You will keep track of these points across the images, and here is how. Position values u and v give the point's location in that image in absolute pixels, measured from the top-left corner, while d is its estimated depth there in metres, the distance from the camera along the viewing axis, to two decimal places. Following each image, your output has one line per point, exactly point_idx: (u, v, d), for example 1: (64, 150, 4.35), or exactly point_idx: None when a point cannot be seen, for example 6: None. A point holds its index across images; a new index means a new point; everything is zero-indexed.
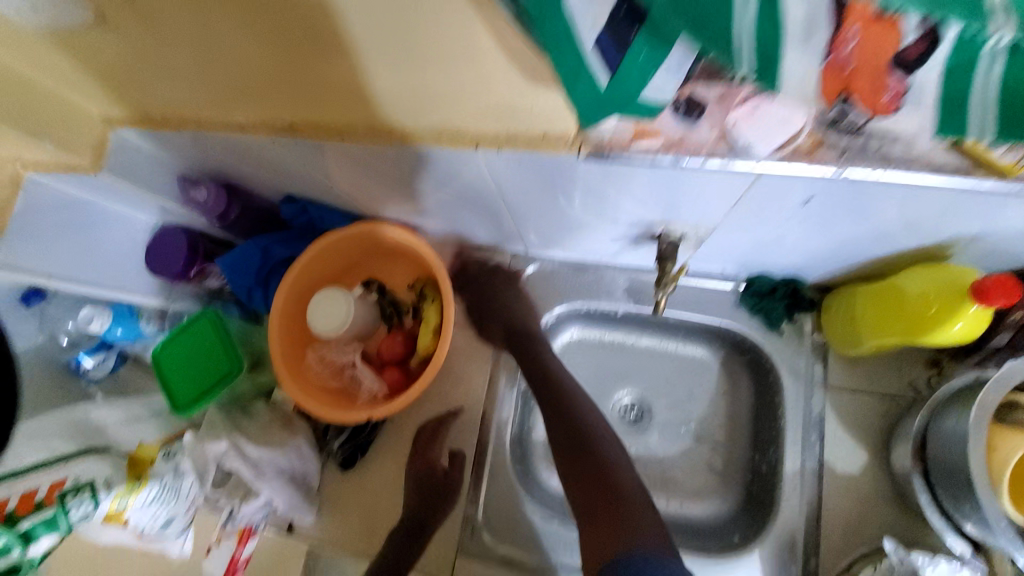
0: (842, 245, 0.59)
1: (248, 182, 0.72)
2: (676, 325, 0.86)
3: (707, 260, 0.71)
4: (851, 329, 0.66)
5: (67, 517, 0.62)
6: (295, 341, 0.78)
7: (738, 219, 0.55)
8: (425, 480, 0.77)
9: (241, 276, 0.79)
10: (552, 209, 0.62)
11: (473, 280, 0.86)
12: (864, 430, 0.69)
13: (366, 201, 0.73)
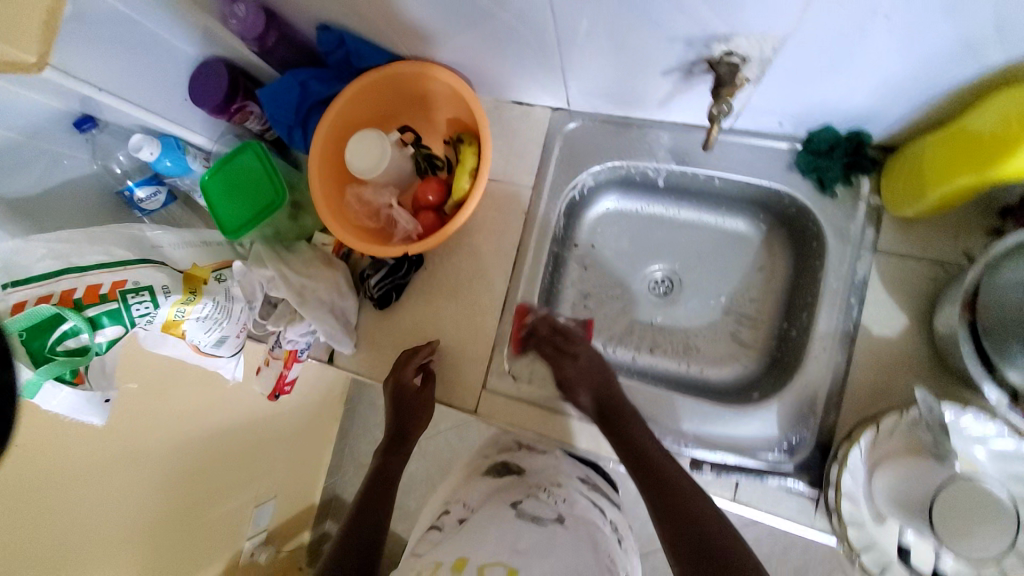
0: (930, 70, 0.52)
1: (284, 1, 0.69)
2: (720, 195, 0.82)
3: (767, 105, 0.65)
4: (917, 182, 0.60)
5: (129, 313, 0.68)
6: (335, 181, 0.80)
7: (814, 28, 0.49)
8: (399, 400, 0.78)
9: (281, 111, 0.79)
10: (604, 23, 0.57)
11: (511, 135, 0.84)
12: (908, 294, 0.66)
13: (404, 26, 0.69)
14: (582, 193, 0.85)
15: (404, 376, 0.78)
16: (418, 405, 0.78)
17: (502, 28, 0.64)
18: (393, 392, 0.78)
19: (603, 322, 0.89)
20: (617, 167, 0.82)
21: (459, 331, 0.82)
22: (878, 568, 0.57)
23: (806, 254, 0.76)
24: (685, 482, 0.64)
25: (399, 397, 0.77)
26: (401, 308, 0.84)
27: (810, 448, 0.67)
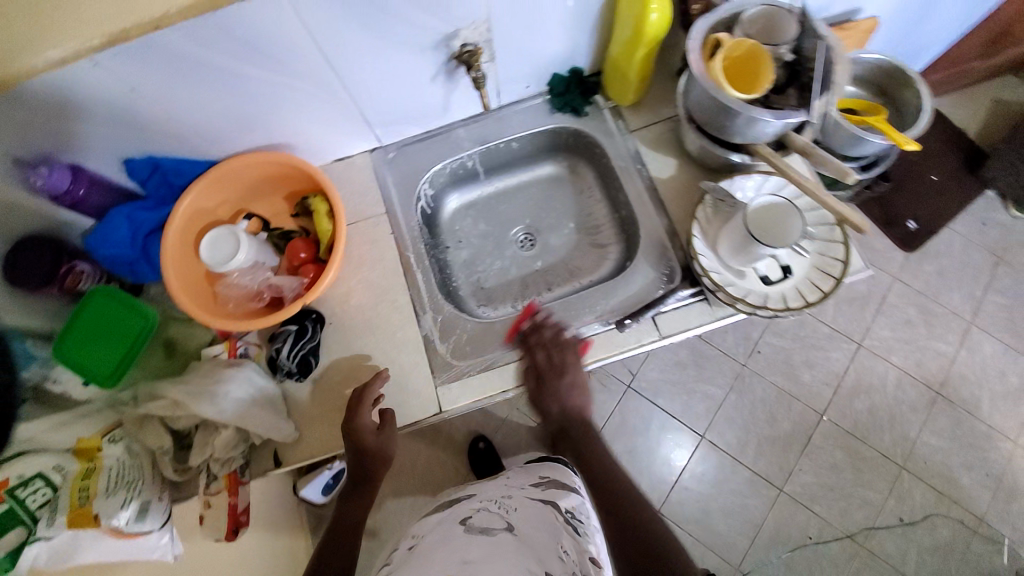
0: (578, 6, 0.80)
1: (84, 149, 0.74)
2: (524, 155, 1.05)
3: (512, 75, 0.90)
4: (620, 76, 0.89)
5: (23, 508, 0.61)
6: (202, 287, 0.82)
7: (502, 3, 0.74)
8: (359, 437, 0.77)
9: (116, 250, 0.79)
10: (373, 58, 0.76)
11: (347, 184, 0.96)
12: (667, 145, 0.93)
13: (211, 129, 0.79)
14: (427, 202, 1.01)
15: (360, 420, 0.77)
16: (379, 444, 0.77)
17: (296, 96, 0.79)
18: (350, 433, 0.76)
19: (503, 292, 1.03)
20: (442, 169, 0.99)
21: (389, 354, 0.86)
22: (761, 301, 0.77)
23: (598, 161, 1.01)
24: (634, 497, 0.73)
25: (357, 439, 0.76)
26: (325, 368, 0.85)
27: (676, 270, 0.86)
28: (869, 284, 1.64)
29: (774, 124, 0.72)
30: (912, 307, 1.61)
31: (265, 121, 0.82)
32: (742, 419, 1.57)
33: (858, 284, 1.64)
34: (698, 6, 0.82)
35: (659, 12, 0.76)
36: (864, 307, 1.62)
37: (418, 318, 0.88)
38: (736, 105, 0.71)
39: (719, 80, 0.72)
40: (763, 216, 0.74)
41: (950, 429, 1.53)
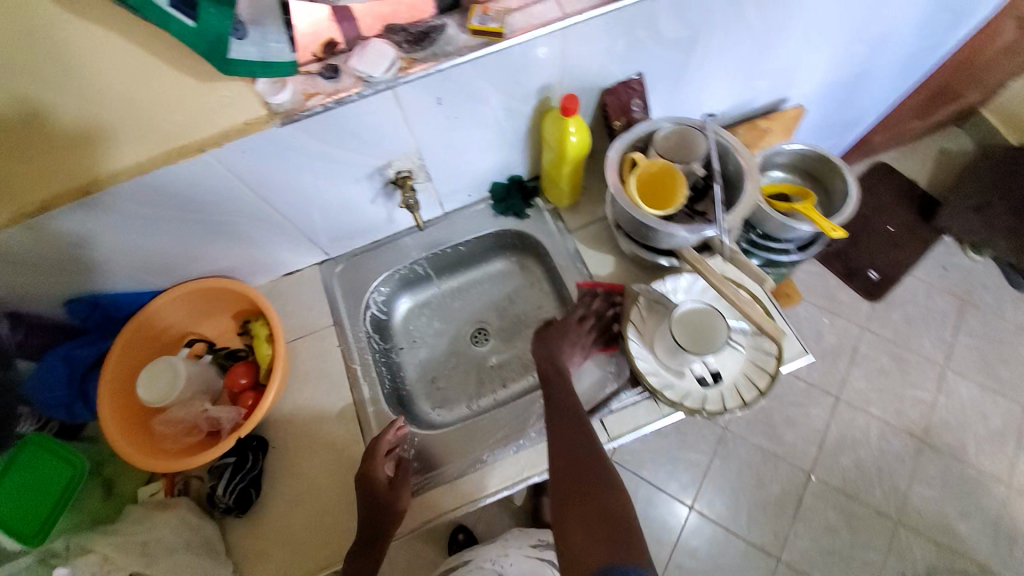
0: (505, 130, 0.85)
1: (21, 299, 0.75)
2: (473, 255, 1.07)
3: (452, 190, 0.95)
4: (554, 185, 0.94)
5: None
6: (137, 422, 0.79)
7: (431, 137, 0.78)
8: (370, 496, 0.76)
9: (51, 393, 0.78)
10: (311, 192, 0.80)
11: (296, 298, 0.97)
12: (606, 243, 0.96)
13: (152, 267, 0.81)
14: (379, 307, 1.02)
15: (375, 471, 0.78)
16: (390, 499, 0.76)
17: (236, 229, 0.81)
18: (364, 489, 0.77)
19: (459, 390, 1.01)
20: (391, 275, 1.01)
21: (335, 476, 0.84)
22: (699, 403, 0.76)
23: (542, 258, 1.04)
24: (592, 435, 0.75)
25: (371, 494, 0.76)
26: (269, 498, 0.82)
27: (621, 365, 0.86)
28: (840, 337, 1.64)
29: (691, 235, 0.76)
30: (885, 356, 1.61)
31: (207, 253, 0.83)
32: (729, 485, 1.51)
33: (828, 335, 1.64)
34: (620, 120, 0.86)
35: (577, 136, 0.81)
36: (837, 360, 1.62)
37: (364, 435, 0.87)
38: (651, 219, 0.75)
39: (634, 197, 0.76)
40: (690, 321, 0.77)
41: (939, 479, 1.49)
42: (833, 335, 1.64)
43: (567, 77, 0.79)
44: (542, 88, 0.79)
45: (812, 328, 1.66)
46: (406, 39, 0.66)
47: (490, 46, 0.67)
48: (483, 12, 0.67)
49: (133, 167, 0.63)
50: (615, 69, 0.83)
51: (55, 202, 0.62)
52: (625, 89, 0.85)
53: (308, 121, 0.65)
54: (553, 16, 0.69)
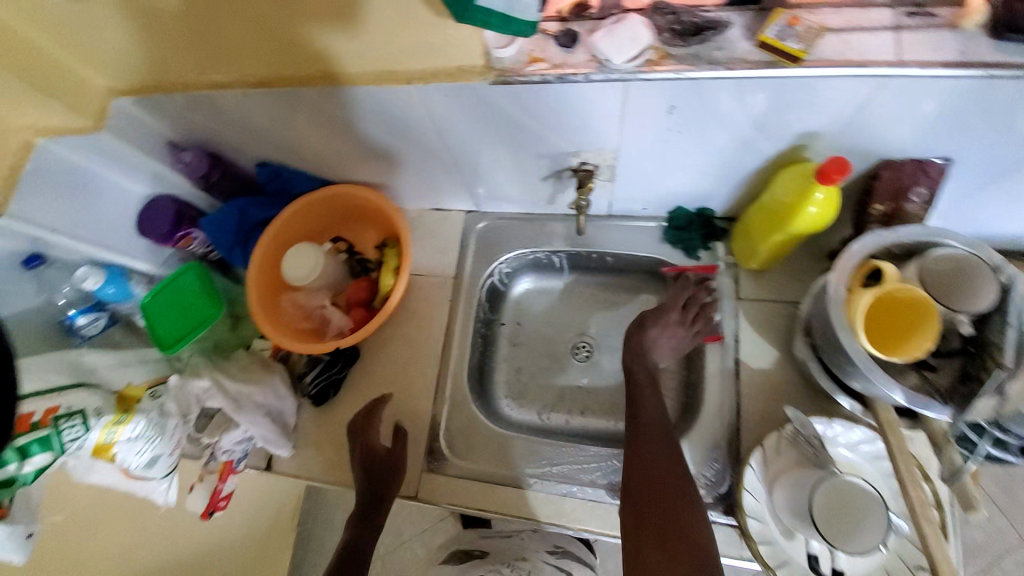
0: (725, 162, 0.69)
1: (227, 148, 0.84)
2: (615, 268, 0.95)
3: (628, 198, 0.83)
4: (750, 244, 0.76)
5: (60, 438, 0.67)
6: (270, 290, 0.88)
7: (637, 142, 0.66)
8: (367, 459, 0.79)
9: (222, 234, 0.89)
10: (489, 150, 0.74)
11: (432, 235, 0.97)
12: (775, 333, 0.78)
13: (329, 161, 0.84)
14: (500, 278, 0.97)
15: (371, 438, 0.81)
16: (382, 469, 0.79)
17: (408, 156, 0.80)
18: (362, 454, 0.79)
19: (535, 393, 0.95)
20: (525, 253, 0.94)
21: (396, 417, 0.87)
22: None
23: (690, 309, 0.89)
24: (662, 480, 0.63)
25: (368, 460, 0.79)
26: (339, 403, 0.89)
27: (722, 478, 0.72)
28: (986, 535, 0.99)
29: (902, 404, 0.57)
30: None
31: (375, 166, 0.84)
32: None
33: (976, 529, 1.00)
34: (883, 205, 0.65)
35: (817, 210, 0.62)
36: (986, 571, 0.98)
37: (435, 396, 0.87)
38: (859, 353, 0.57)
39: (855, 317, 0.59)
40: (839, 492, 0.60)
41: None
42: (980, 531, 0.99)
43: (846, 131, 0.59)
44: (805, 134, 0.61)
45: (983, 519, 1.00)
46: (672, 28, 0.53)
47: (770, 68, 0.51)
48: (788, 23, 0.51)
49: (339, 77, 0.63)
50: (915, 144, 0.61)
51: (268, 82, 0.66)
52: (914, 170, 0.63)
53: (520, 87, 0.57)
54: (873, 59, 0.51)
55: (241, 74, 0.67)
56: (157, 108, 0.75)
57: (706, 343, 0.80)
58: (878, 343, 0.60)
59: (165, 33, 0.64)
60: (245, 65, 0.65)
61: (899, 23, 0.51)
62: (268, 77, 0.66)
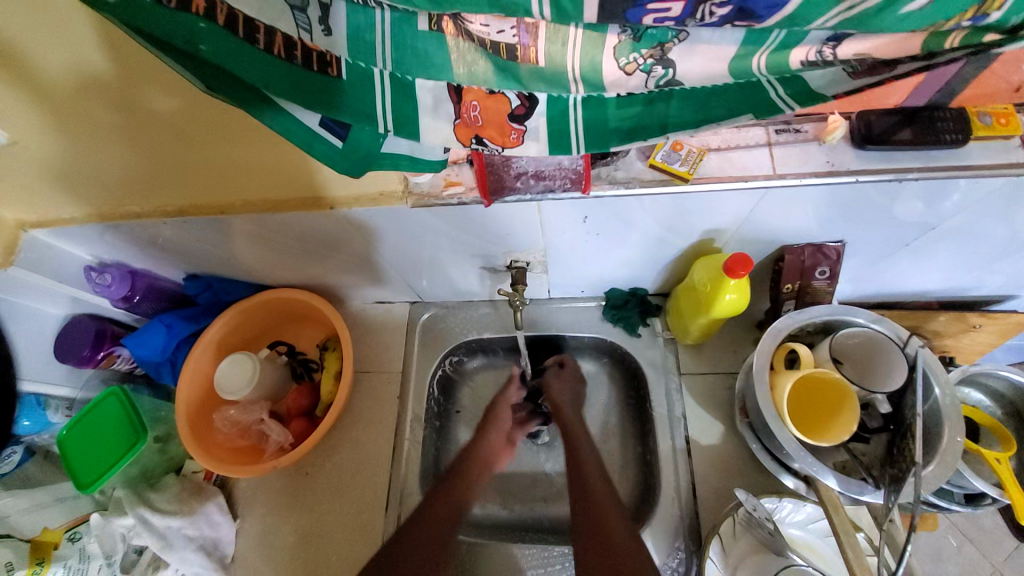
0: (647, 254, 0.73)
1: (153, 267, 0.82)
2: (568, 344, 0.92)
3: (566, 284, 0.84)
4: (680, 321, 0.80)
5: None
6: (203, 405, 0.85)
7: (560, 244, 0.70)
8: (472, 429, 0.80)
9: (148, 352, 0.85)
10: (425, 253, 0.75)
11: (374, 328, 0.95)
12: (715, 405, 0.80)
13: (265, 271, 0.84)
14: (449, 367, 0.95)
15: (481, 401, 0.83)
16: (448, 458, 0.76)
17: (343, 263, 0.81)
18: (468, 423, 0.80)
19: (496, 483, 0.90)
20: (472, 338, 0.93)
21: (344, 532, 0.81)
22: None
23: (637, 387, 0.87)
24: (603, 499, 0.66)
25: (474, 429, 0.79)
26: (284, 523, 0.83)
27: (688, 568, 0.70)
28: (963, 568, 0.99)
29: (837, 489, 0.58)
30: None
31: (313, 273, 0.85)
32: None
33: (948, 561, 0.99)
34: (792, 284, 0.70)
35: (733, 298, 0.67)
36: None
37: (387, 505, 0.82)
38: (789, 438, 0.59)
39: (781, 401, 0.61)
40: None
41: None
42: (953, 563, 0.99)
43: (745, 227, 0.64)
44: (711, 230, 0.65)
45: (933, 548, 1.00)
46: (566, 177, 0.55)
47: (663, 185, 0.55)
48: (672, 147, 0.56)
49: (264, 205, 0.65)
50: (812, 232, 0.65)
51: (190, 209, 0.66)
52: (813, 253, 0.67)
53: (438, 208, 0.60)
54: (755, 173, 0.55)
55: (162, 203, 0.66)
56: (71, 237, 0.72)
57: (655, 423, 0.80)
58: (801, 426, 0.62)
59: (76, 175, 0.61)
60: (167, 197, 0.65)
61: (769, 139, 0.56)
62: (190, 204, 0.66)
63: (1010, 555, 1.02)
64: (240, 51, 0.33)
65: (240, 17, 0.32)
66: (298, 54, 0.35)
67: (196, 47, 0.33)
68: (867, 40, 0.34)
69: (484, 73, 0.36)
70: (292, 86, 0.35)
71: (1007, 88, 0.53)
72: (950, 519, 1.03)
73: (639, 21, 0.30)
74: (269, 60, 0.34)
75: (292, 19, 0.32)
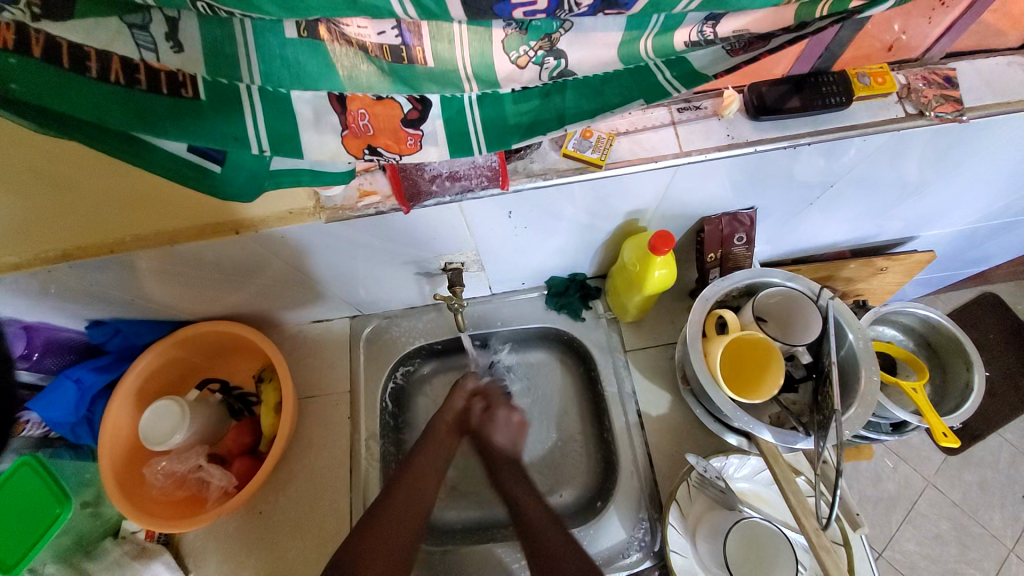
0: (578, 240, 0.73)
1: (48, 319, 0.73)
2: (517, 338, 0.92)
3: (506, 278, 0.84)
4: (619, 301, 0.82)
5: None
6: (129, 462, 0.77)
7: (492, 241, 0.69)
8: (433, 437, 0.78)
9: (58, 414, 0.77)
10: (355, 266, 0.72)
11: (314, 350, 0.91)
12: (661, 376, 0.83)
13: (182, 307, 0.77)
14: (401, 378, 0.92)
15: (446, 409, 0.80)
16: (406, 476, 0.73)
17: (269, 287, 0.76)
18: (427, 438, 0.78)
19: (462, 486, 0.89)
20: (420, 345, 0.91)
21: (309, 567, 0.78)
22: None
23: (588, 370, 0.89)
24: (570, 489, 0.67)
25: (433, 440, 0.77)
26: (241, 569, 0.78)
27: (654, 536, 0.73)
28: (897, 485, 1.10)
29: (773, 441, 0.62)
30: (947, 520, 1.07)
31: (239, 302, 0.80)
32: None
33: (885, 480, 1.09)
34: (714, 253, 0.74)
35: (662, 274, 0.69)
36: (889, 512, 1.07)
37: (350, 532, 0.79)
38: (724, 400, 0.62)
39: (714, 368, 0.64)
40: (750, 531, 0.66)
41: None
42: (891, 483, 1.10)
43: (665, 205, 0.66)
44: (633, 211, 0.67)
45: (871, 472, 1.10)
46: (482, 175, 0.55)
47: (579, 173, 0.56)
48: (583, 135, 0.57)
49: (163, 237, 0.59)
50: (725, 200, 0.68)
51: (76, 253, 0.59)
52: (729, 222, 0.71)
53: (357, 220, 0.57)
54: (665, 152, 0.57)
55: (41, 250, 0.59)
56: None
57: (607, 402, 0.83)
58: (734, 387, 0.66)
59: None
60: (45, 241, 0.58)
61: (674, 119, 0.58)
62: (75, 245, 0.59)
63: (936, 466, 1.13)
64: (63, 84, 0.30)
65: (64, 44, 0.30)
66: (141, 78, 0.31)
67: (6, 86, 0.30)
68: (742, 17, 0.35)
69: (368, 79, 0.34)
70: (140, 116, 0.32)
71: (880, 48, 0.59)
72: (886, 445, 1.12)
73: (509, 15, 0.30)
74: (104, 87, 0.31)
75: (131, 39, 0.30)
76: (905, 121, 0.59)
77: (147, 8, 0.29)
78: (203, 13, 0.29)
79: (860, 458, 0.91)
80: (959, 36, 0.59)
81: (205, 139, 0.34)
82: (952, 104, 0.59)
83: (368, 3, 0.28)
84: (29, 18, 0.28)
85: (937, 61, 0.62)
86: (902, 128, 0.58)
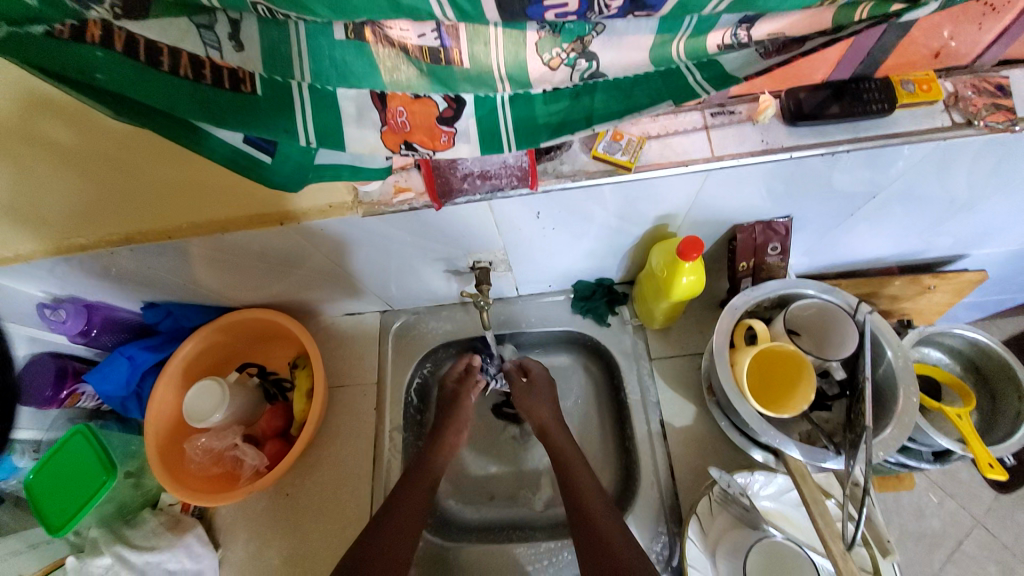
0: (606, 243, 0.73)
1: (109, 298, 0.80)
2: (542, 340, 0.93)
3: (534, 280, 0.85)
4: (645, 307, 0.82)
5: None
6: (173, 436, 0.83)
7: (520, 242, 0.70)
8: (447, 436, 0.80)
9: (112, 387, 0.83)
10: (388, 262, 0.75)
11: (344, 341, 0.94)
12: (685, 386, 0.82)
13: (227, 294, 0.82)
14: (426, 374, 0.94)
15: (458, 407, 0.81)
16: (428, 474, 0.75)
17: (306, 279, 0.80)
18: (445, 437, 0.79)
19: (479, 485, 0.90)
20: (446, 341, 0.93)
21: (331, 551, 0.81)
22: None
23: (611, 376, 0.88)
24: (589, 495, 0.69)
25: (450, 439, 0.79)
26: (268, 548, 0.82)
27: (671, 550, 0.71)
28: (942, 522, 1.02)
29: (801, 458, 0.60)
30: (996, 564, 0.99)
31: (279, 293, 0.84)
32: None
33: (927, 515, 1.02)
34: (747, 262, 0.72)
35: (689, 280, 0.68)
36: (933, 550, 1.00)
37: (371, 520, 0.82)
38: (751, 413, 0.61)
39: (740, 380, 0.63)
40: (773, 553, 0.63)
41: None
42: (935, 518, 1.03)
43: (695, 210, 0.66)
44: (663, 216, 0.67)
45: (913, 504, 1.03)
46: (512, 175, 0.56)
47: (609, 175, 0.56)
48: (612, 137, 0.57)
49: (214, 225, 0.63)
50: (760, 208, 0.67)
51: (135, 236, 0.64)
52: (763, 230, 0.70)
53: (391, 215, 0.60)
54: (695, 157, 0.57)
55: (105, 233, 0.64)
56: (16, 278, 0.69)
57: (630, 408, 0.82)
58: (762, 400, 0.64)
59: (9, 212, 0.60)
60: (110, 225, 0.63)
61: (706, 123, 0.58)
62: (135, 231, 0.64)
63: (987, 504, 1.05)
64: (141, 76, 0.34)
65: (142, 40, 0.33)
66: (206, 73, 0.35)
67: (93, 76, 0.33)
68: (777, 20, 0.35)
69: (408, 78, 0.36)
70: (203, 104, 0.35)
71: (927, 55, 0.57)
72: (929, 477, 1.05)
73: (541, 16, 0.32)
74: (174, 80, 0.34)
75: (199, 37, 0.33)
76: (953, 130, 0.56)
77: (213, 10, 0.32)
78: (262, 15, 0.32)
79: (899, 488, 0.86)
80: (1015, 42, 0.56)
81: (258, 127, 0.37)
82: (1005, 113, 0.56)
83: (411, 4, 0.31)
84: (111, 17, 0.31)
85: (989, 68, 0.59)
86: (951, 137, 0.56)
